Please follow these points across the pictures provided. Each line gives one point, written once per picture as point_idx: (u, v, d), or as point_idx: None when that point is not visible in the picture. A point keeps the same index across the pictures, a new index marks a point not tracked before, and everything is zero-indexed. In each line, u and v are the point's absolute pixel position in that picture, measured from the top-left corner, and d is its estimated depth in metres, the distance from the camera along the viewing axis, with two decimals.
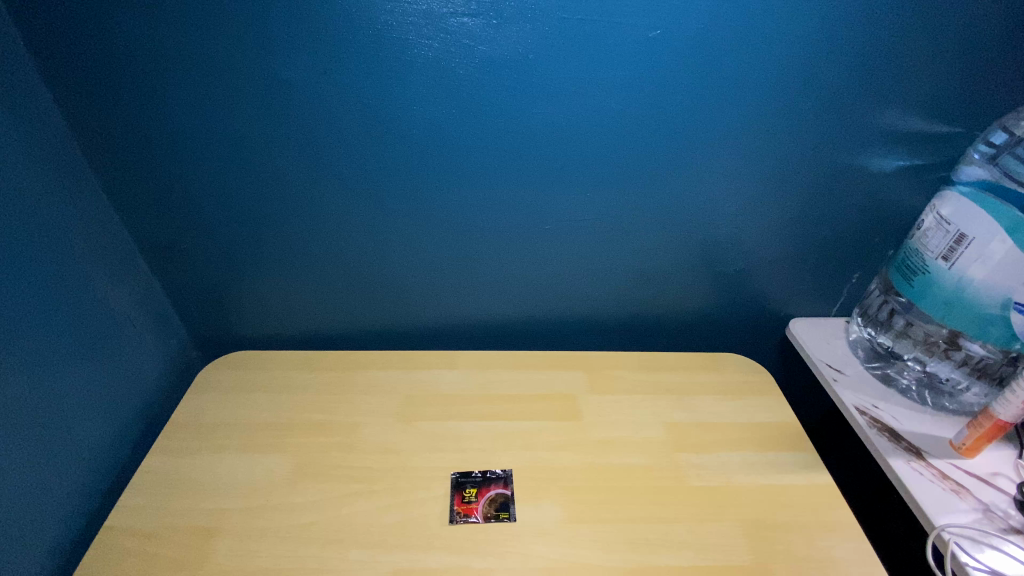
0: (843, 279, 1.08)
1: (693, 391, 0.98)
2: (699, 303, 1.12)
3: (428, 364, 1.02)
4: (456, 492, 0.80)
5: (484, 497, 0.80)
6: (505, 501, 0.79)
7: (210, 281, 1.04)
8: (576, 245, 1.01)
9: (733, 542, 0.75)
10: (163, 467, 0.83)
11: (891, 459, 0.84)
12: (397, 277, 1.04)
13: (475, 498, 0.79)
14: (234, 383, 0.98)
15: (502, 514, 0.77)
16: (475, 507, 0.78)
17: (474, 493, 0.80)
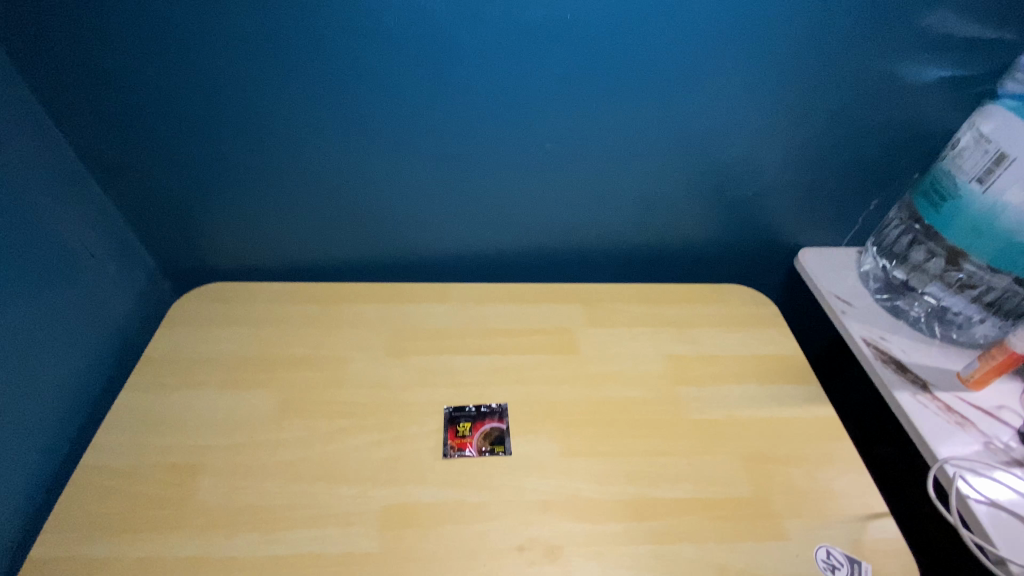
0: (860, 206, 1.01)
1: (696, 323, 0.93)
2: (705, 232, 1.05)
3: (417, 297, 0.96)
4: (450, 427, 0.77)
5: (479, 432, 0.77)
6: (500, 435, 0.77)
7: (175, 206, 0.95)
8: (575, 165, 0.93)
9: (732, 474, 0.73)
10: (138, 404, 0.79)
11: (897, 392, 0.82)
12: (382, 202, 0.96)
13: (469, 432, 0.77)
14: (211, 317, 0.92)
15: (497, 448, 0.75)
16: (469, 441, 0.76)
17: (468, 427, 0.77)
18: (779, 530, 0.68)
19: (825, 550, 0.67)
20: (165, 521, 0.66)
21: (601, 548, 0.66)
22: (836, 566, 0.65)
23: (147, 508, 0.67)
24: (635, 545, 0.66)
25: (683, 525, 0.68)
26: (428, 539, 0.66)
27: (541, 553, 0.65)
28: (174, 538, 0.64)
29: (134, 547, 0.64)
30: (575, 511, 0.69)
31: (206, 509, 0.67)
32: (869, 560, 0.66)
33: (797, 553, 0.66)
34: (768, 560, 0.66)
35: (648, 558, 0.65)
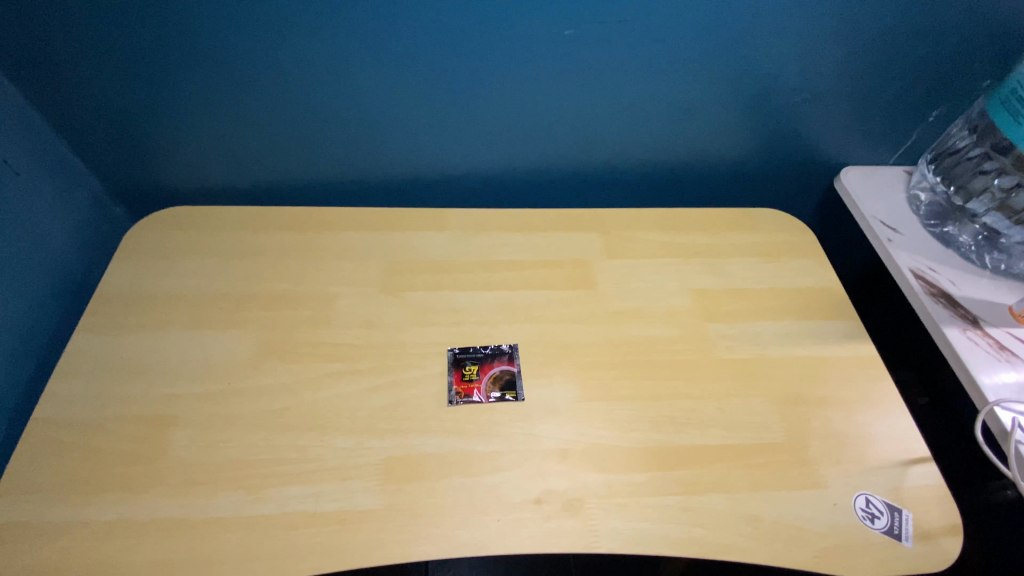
0: (915, 119, 0.89)
1: (725, 253, 0.84)
2: (737, 149, 0.92)
3: (411, 225, 0.84)
4: (454, 370, 0.69)
5: (487, 375, 0.69)
6: (511, 379, 0.68)
7: (116, 114, 0.80)
8: (593, 66, 0.78)
9: (765, 418, 0.67)
10: (96, 348, 0.69)
11: (945, 328, 0.74)
12: (364, 111, 0.81)
13: (477, 377, 0.68)
14: (173, 247, 0.80)
15: (508, 394, 0.67)
16: (477, 387, 0.68)
17: (475, 371, 0.69)
18: (816, 477, 0.63)
19: (864, 498, 0.62)
20: (135, 479, 0.58)
21: (624, 500, 0.60)
22: (875, 515, 0.61)
23: (115, 466, 0.59)
24: (661, 497, 0.60)
25: (714, 474, 0.62)
26: (434, 493, 0.59)
27: (560, 506, 0.59)
28: (148, 498, 0.57)
29: (102, 509, 0.57)
30: (596, 461, 0.63)
31: (182, 466, 0.59)
32: (911, 508, 0.61)
33: (835, 502, 0.61)
34: (804, 510, 0.60)
35: (676, 510, 0.59)
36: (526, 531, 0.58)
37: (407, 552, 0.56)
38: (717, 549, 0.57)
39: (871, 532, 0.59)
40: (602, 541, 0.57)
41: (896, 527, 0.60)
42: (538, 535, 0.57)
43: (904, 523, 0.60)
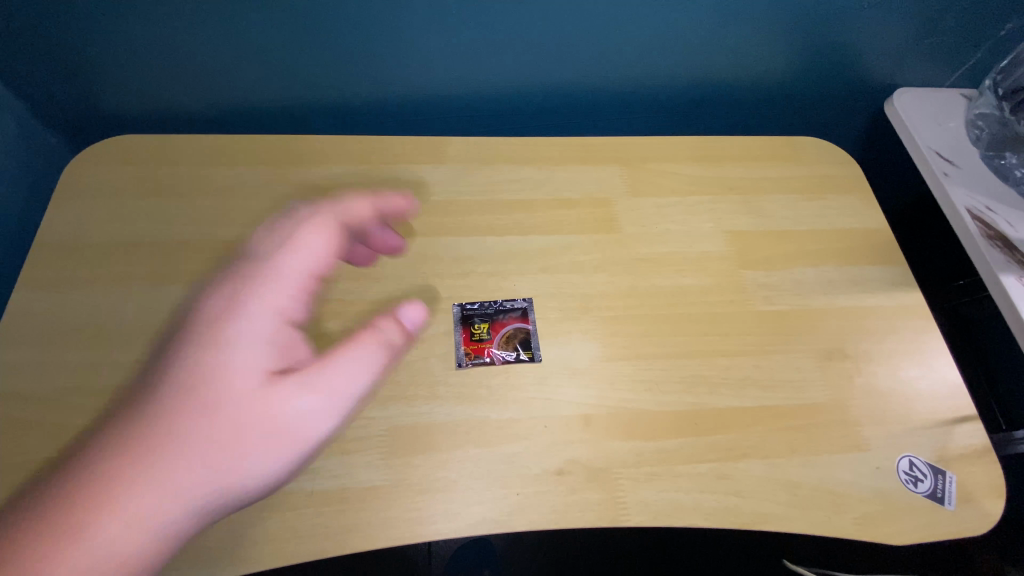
0: (987, 32, 0.77)
1: (763, 189, 0.74)
2: (780, 67, 0.80)
3: (405, 157, 0.72)
4: (462, 328, 0.61)
5: (500, 333, 0.61)
6: (526, 339, 0.61)
7: (31, 14, 0.64)
8: None
9: (805, 375, 0.61)
10: (44, 307, 0.59)
11: (1001, 274, 0.65)
12: (343, 16, 0.66)
13: (488, 335, 0.61)
14: (122, 184, 0.67)
15: (523, 354, 0.60)
16: (489, 347, 0.60)
17: (486, 328, 0.61)
18: (858, 439, 0.58)
19: (908, 460, 0.57)
20: None
21: (655, 469, 0.55)
22: (920, 478, 0.57)
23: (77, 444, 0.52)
24: (694, 464, 0.55)
25: (751, 438, 0.57)
26: (445, 466, 0.53)
27: (584, 477, 0.54)
28: None
29: None
30: (623, 427, 0.56)
31: None
32: (956, 470, 0.57)
33: (877, 466, 0.57)
34: (846, 475, 0.56)
35: (711, 479, 0.54)
36: (547, 505, 0.52)
37: (418, 532, 0.50)
38: (756, 519, 0.53)
39: (914, 496, 0.56)
40: (631, 513, 0.52)
41: (939, 490, 0.56)
42: (560, 509, 0.52)
43: (947, 486, 0.56)
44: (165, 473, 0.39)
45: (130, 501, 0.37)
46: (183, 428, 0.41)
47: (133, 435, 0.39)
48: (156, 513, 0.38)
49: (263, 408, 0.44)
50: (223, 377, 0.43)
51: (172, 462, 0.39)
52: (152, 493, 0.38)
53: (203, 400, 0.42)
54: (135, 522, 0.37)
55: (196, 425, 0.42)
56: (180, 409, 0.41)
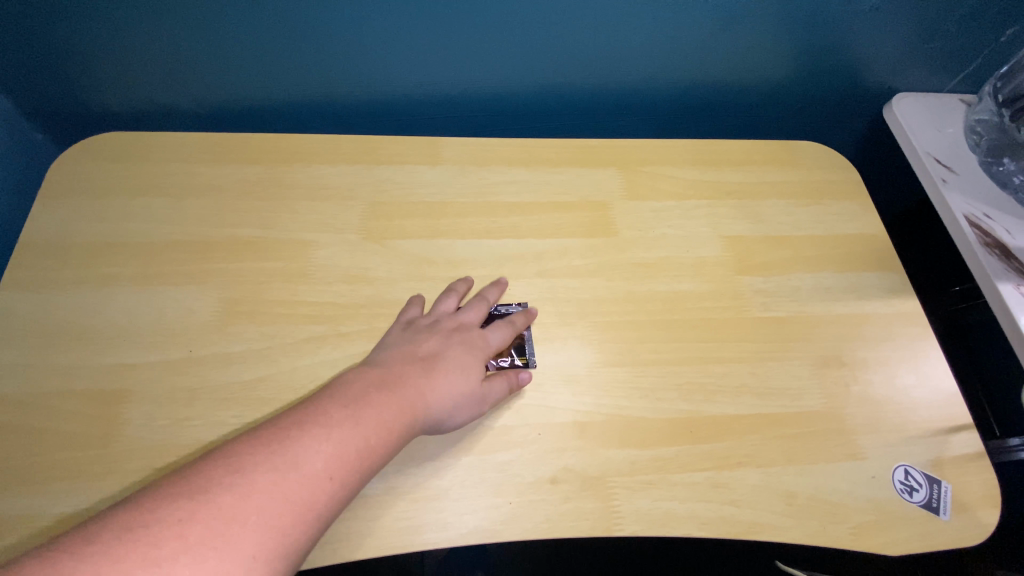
0: (986, 38, 0.76)
1: (760, 193, 0.74)
2: (778, 70, 0.79)
3: (399, 157, 0.71)
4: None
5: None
6: (521, 344, 0.60)
7: (15, 7, 0.63)
8: None
9: (802, 383, 0.61)
10: (27, 309, 0.58)
11: (998, 282, 0.65)
12: (338, 13, 0.65)
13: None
14: (110, 183, 0.66)
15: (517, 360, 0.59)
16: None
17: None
18: (854, 448, 0.58)
19: (904, 470, 0.57)
20: (87, 466, 0.50)
21: (650, 477, 0.54)
22: (915, 488, 0.56)
23: (60, 451, 0.51)
24: (689, 473, 0.54)
25: (746, 446, 0.56)
26: (437, 474, 0.53)
27: (579, 486, 0.53)
28: (104, 487, 0.49)
29: (48, 501, 0.49)
30: (618, 434, 0.56)
31: (142, 450, 0.51)
32: (951, 479, 0.57)
33: (873, 475, 0.57)
34: (841, 484, 0.56)
35: (706, 488, 0.54)
36: (541, 513, 0.52)
37: (409, 541, 0.50)
38: (751, 529, 0.52)
39: (909, 506, 0.55)
40: (625, 522, 0.52)
41: (935, 499, 0.56)
42: (554, 518, 0.52)
43: (942, 496, 0.56)
44: (363, 445, 0.43)
45: (333, 459, 0.41)
46: (382, 420, 0.45)
47: (349, 411, 0.44)
48: (346, 476, 0.41)
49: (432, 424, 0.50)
50: (416, 391, 0.49)
51: (366, 441, 0.43)
52: (346, 457, 0.42)
53: (401, 400, 0.47)
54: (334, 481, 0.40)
55: (388, 418, 0.46)
56: (384, 402, 0.46)
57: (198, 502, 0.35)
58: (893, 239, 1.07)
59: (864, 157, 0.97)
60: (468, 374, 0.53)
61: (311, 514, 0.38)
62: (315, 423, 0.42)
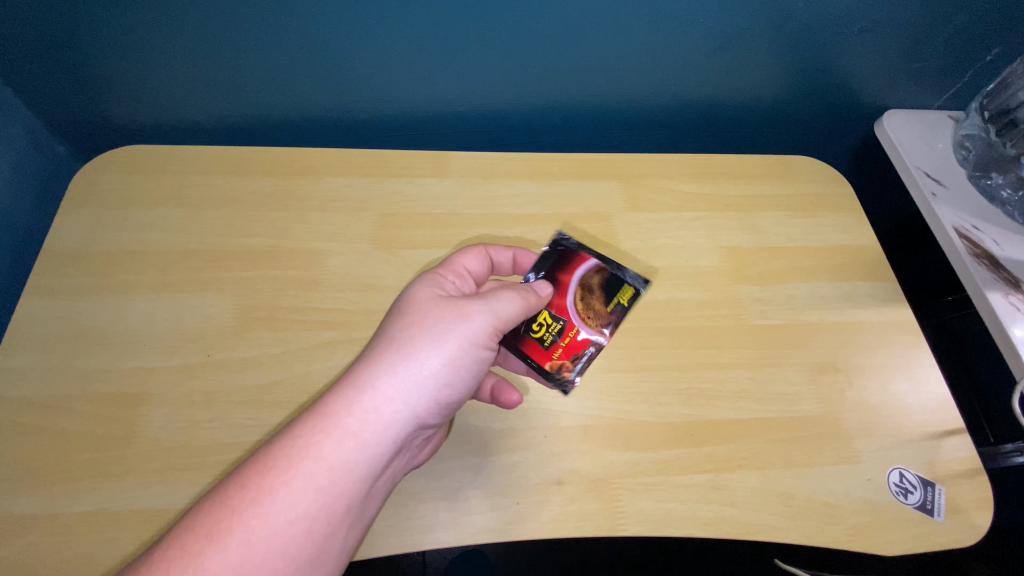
0: (971, 59, 0.79)
1: (756, 206, 0.76)
2: (772, 89, 0.83)
3: (408, 170, 0.74)
4: (532, 339, 0.59)
5: (577, 300, 0.60)
6: (609, 281, 0.62)
7: (43, 26, 0.66)
8: None
9: (799, 388, 0.63)
10: (51, 314, 0.60)
11: (988, 292, 0.67)
12: (350, 32, 0.68)
13: (563, 320, 0.60)
14: (130, 194, 0.69)
15: (624, 298, 0.61)
16: (566, 330, 0.59)
17: (557, 316, 0.60)
18: (849, 451, 0.59)
19: (899, 472, 0.59)
20: (107, 465, 0.52)
21: (652, 479, 0.56)
22: (909, 490, 0.58)
23: (82, 451, 0.52)
24: (690, 475, 0.56)
25: (745, 449, 0.58)
26: (445, 475, 0.54)
27: (583, 487, 0.55)
28: (125, 486, 0.51)
29: (70, 500, 0.50)
30: (621, 437, 0.58)
31: (161, 451, 0.53)
32: (944, 482, 0.59)
33: (868, 478, 0.58)
34: (838, 486, 0.57)
35: (706, 489, 0.56)
36: (547, 514, 0.53)
37: (419, 540, 0.51)
38: (749, 529, 0.54)
39: (903, 507, 0.57)
40: (629, 523, 0.53)
41: (929, 502, 0.58)
42: (560, 519, 0.53)
43: (937, 498, 0.58)
44: (344, 472, 0.43)
45: (232, 536, 0.38)
46: (283, 471, 0.41)
47: (251, 472, 0.41)
48: (322, 513, 0.41)
49: (377, 462, 0.44)
50: (407, 410, 0.46)
51: (270, 507, 0.40)
52: (285, 512, 0.40)
53: (340, 435, 0.43)
54: (239, 555, 0.38)
55: (289, 473, 0.41)
56: (284, 453, 0.41)
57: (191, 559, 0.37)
58: (887, 251, 1.09)
59: (858, 171, 1.00)
60: (456, 375, 0.49)
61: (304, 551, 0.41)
62: (218, 492, 0.40)
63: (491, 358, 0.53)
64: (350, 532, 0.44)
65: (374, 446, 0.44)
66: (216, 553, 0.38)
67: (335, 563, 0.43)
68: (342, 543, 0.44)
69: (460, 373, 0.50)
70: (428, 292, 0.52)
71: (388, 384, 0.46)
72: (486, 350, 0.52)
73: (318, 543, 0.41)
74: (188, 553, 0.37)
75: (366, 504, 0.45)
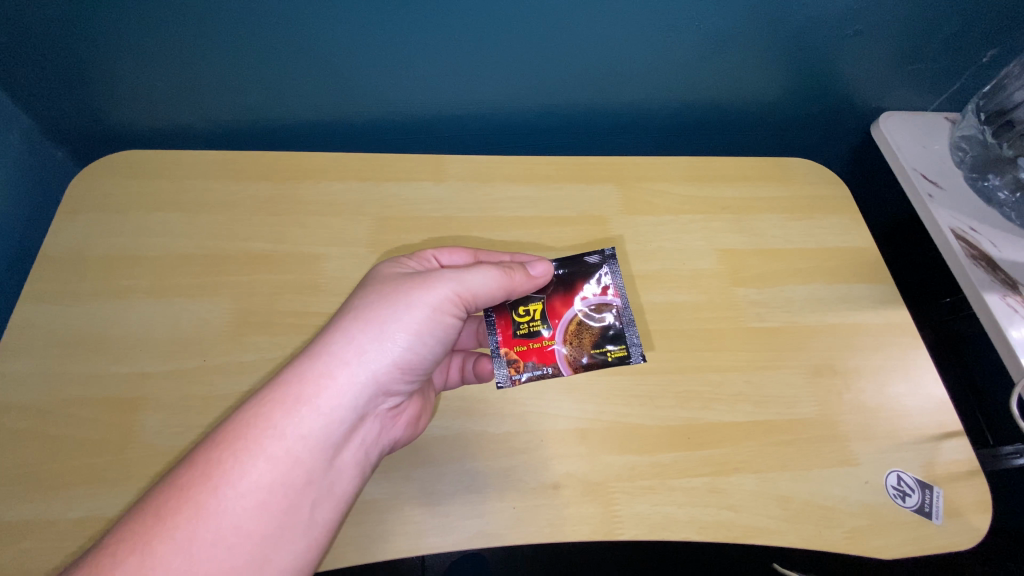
0: (968, 61, 0.80)
1: (754, 208, 0.76)
2: (769, 92, 0.83)
3: (406, 174, 0.74)
4: (512, 321, 0.61)
5: (574, 318, 0.61)
6: (616, 327, 0.61)
7: (39, 32, 0.66)
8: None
9: (797, 391, 0.62)
10: (47, 320, 0.60)
11: (985, 294, 0.67)
12: (347, 37, 0.68)
13: (547, 327, 0.61)
14: (127, 199, 0.69)
15: (614, 355, 0.60)
16: (544, 336, 0.61)
17: (546, 316, 0.61)
18: (847, 454, 0.59)
19: (896, 475, 0.59)
20: (104, 471, 0.52)
21: (650, 482, 0.55)
22: (907, 493, 0.58)
23: (78, 456, 0.52)
24: (688, 478, 0.56)
25: (742, 452, 0.58)
26: (442, 479, 0.54)
27: (580, 491, 0.55)
28: (121, 492, 0.51)
29: (65, 506, 0.50)
30: (618, 441, 0.58)
31: (158, 456, 0.53)
32: (942, 485, 0.58)
33: (866, 480, 0.58)
34: (835, 489, 0.57)
35: (704, 493, 0.55)
36: (543, 519, 0.53)
37: (415, 545, 0.51)
38: (747, 532, 0.54)
39: (901, 510, 0.57)
40: (626, 527, 0.53)
41: (927, 504, 0.57)
42: (556, 523, 0.53)
43: (935, 501, 0.58)
44: (306, 436, 0.44)
45: (196, 508, 0.40)
46: (247, 440, 0.43)
47: (205, 449, 0.42)
48: (286, 476, 0.43)
49: (332, 430, 0.46)
50: (367, 374, 0.48)
51: (224, 480, 0.41)
52: (249, 478, 0.42)
53: (300, 401, 0.45)
54: (191, 529, 0.39)
55: (252, 441, 0.43)
56: (237, 427, 0.43)
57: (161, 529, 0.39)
58: (885, 253, 1.09)
59: (855, 173, 1.00)
60: (418, 342, 0.51)
61: (270, 516, 0.42)
62: (175, 472, 0.42)
63: (456, 326, 0.55)
64: (318, 508, 0.45)
65: (335, 409, 0.46)
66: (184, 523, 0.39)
67: (304, 540, 0.44)
68: (310, 518, 0.44)
69: (417, 341, 0.51)
70: (386, 270, 0.55)
71: (340, 352, 0.47)
72: (450, 319, 0.54)
73: (278, 515, 0.43)
74: (154, 526, 0.39)
75: (332, 479, 0.46)
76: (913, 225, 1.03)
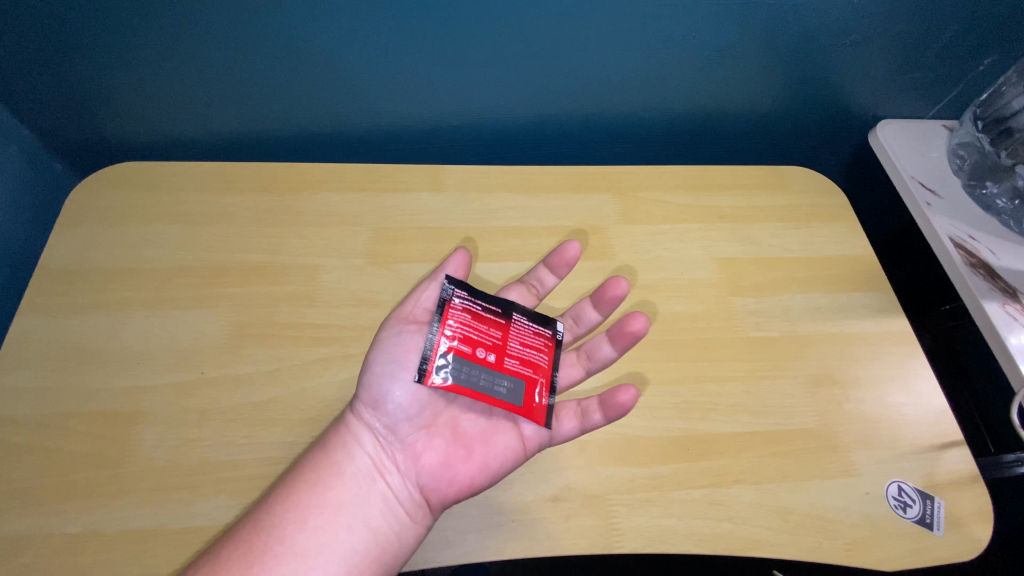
0: (964, 69, 0.80)
1: (751, 217, 0.76)
2: (765, 101, 0.83)
3: (403, 184, 0.74)
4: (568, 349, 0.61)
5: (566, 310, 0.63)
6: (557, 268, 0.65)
7: (40, 47, 0.67)
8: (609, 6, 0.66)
9: (796, 401, 0.62)
10: (45, 333, 0.60)
11: (985, 303, 0.67)
12: (344, 47, 0.68)
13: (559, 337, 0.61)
14: (125, 211, 0.69)
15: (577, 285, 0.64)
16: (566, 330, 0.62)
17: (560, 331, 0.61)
18: (848, 464, 0.59)
19: (897, 486, 0.58)
20: (102, 485, 0.52)
21: (648, 495, 0.55)
22: (908, 504, 0.57)
23: (74, 471, 0.52)
24: (686, 490, 0.56)
25: (742, 464, 0.58)
26: None
27: (579, 504, 0.54)
28: (117, 506, 0.51)
29: (61, 521, 0.50)
30: (616, 452, 0.57)
31: (154, 470, 0.53)
32: (943, 494, 0.58)
33: (867, 491, 0.58)
34: (836, 500, 0.57)
35: (703, 505, 0.55)
36: (542, 532, 0.53)
37: (413, 560, 0.51)
38: (748, 545, 0.54)
39: (903, 522, 0.56)
40: (625, 539, 0.53)
41: (928, 515, 0.57)
42: (555, 536, 0.53)
43: (936, 512, 0.57)
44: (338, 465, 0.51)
45: (250, 526, 0.46)
46: (294, 473, 0.50)
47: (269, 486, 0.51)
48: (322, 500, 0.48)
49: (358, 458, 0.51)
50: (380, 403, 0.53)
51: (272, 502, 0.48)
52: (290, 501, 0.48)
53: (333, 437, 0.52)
54: (241, 545, 0.45)
55: (297, 472, 0.50)
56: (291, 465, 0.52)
57: (223, 546, 0.45)
58: (884, 260, 1.09)
59: (854, 180, 1.00)
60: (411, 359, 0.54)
61: (307, 536, 0.46)
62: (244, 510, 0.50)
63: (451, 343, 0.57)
64: (344, 544, 0.47)
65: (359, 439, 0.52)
66: (239, 540, 0.45)
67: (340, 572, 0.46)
68: (345, 546, 0.47)
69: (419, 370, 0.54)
70: None
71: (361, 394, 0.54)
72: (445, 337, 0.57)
73: (314, 537, 0.46)
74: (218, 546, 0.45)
75: (357, 514, 0.49)
76: (912, 232, 1.03)
